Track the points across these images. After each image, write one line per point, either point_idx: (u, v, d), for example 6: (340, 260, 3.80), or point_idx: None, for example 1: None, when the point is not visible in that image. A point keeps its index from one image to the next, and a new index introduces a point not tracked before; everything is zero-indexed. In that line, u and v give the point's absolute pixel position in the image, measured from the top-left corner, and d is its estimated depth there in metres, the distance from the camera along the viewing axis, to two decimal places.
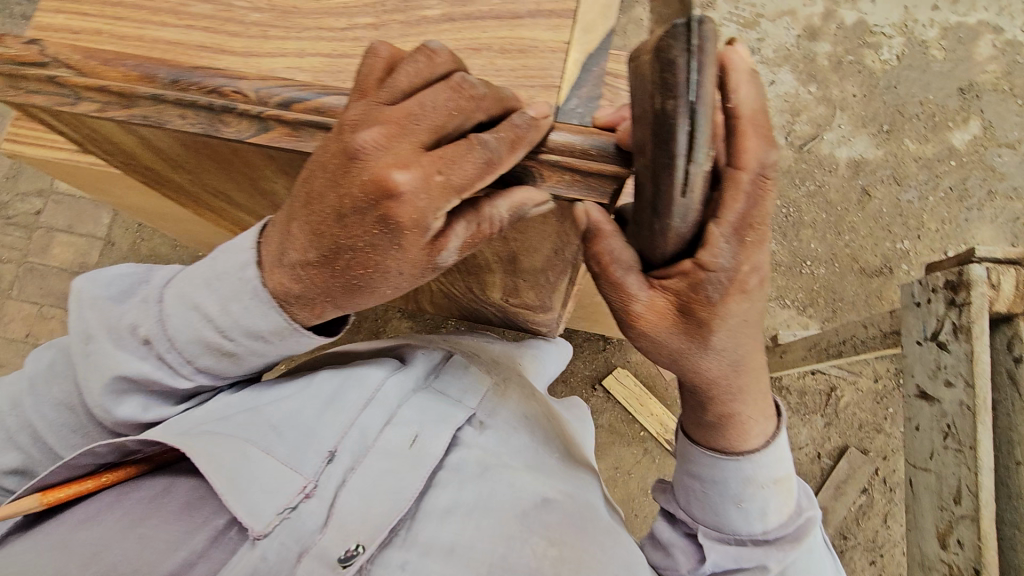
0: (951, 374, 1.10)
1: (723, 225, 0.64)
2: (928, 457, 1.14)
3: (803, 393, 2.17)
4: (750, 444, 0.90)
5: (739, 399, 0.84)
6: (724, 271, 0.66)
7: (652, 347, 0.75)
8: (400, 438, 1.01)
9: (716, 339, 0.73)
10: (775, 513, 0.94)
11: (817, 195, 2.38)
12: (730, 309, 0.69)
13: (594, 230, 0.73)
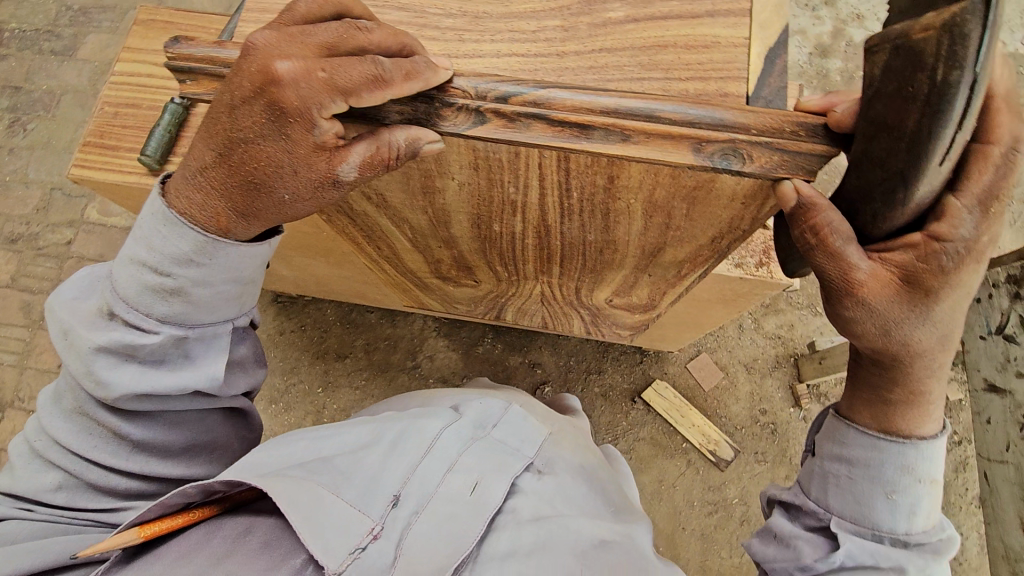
0: None
1: (966, 196, 0.68)
2: (1004, 450, 1.16)
3: None
4: (920, 431, 0.88)
5: (933, 378, 0.85)
6: (962, 240, 0.69)
7: (856, 308, 0.79)
8: (461, 483, 0.97)
9: (934, 307, 0.77)
10: (924, 520, 0.89)
11: None
12: (949, 280, 0.73)
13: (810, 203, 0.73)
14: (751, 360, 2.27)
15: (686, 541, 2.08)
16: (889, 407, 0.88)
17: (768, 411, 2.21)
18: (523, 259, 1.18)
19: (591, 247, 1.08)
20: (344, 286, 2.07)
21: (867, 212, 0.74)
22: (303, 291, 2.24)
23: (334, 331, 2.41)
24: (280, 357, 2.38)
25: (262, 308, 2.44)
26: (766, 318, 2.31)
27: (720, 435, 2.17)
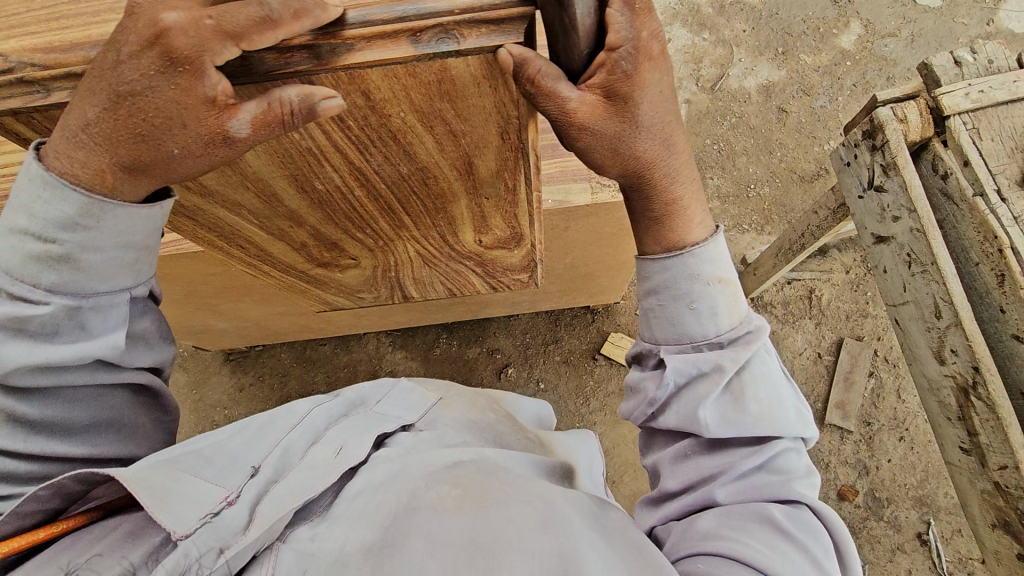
0: (895, 209, 1.19)
1: (614, 1, 0.61)
2: (902, 291, 1.22)
3: (788, 303, 2.27)
4: (690, 237, 0.88)
5: (676, 184, 0.85)
6: (628, 41, 0.63)
7: (585, 138, 0.72)
8: (324, 451, 0.94)
9: (641, 112, 0.72)
10: (728, 318, 0.88)
11: (740, 125, 2.54)
12: (641, 79, 0.67)
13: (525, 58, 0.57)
14: None
15: None
16: (659, 226, 0.89)
17: None
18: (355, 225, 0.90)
19: (414, 182, 0.77)
20: (284, 323, 2.07)
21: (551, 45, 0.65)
22: (249, 341, 2.24)
23: (293, 372, 2.40)
24: (246, 413, 2.36)
25: (217, 370, 2.42)
26: None
27: None
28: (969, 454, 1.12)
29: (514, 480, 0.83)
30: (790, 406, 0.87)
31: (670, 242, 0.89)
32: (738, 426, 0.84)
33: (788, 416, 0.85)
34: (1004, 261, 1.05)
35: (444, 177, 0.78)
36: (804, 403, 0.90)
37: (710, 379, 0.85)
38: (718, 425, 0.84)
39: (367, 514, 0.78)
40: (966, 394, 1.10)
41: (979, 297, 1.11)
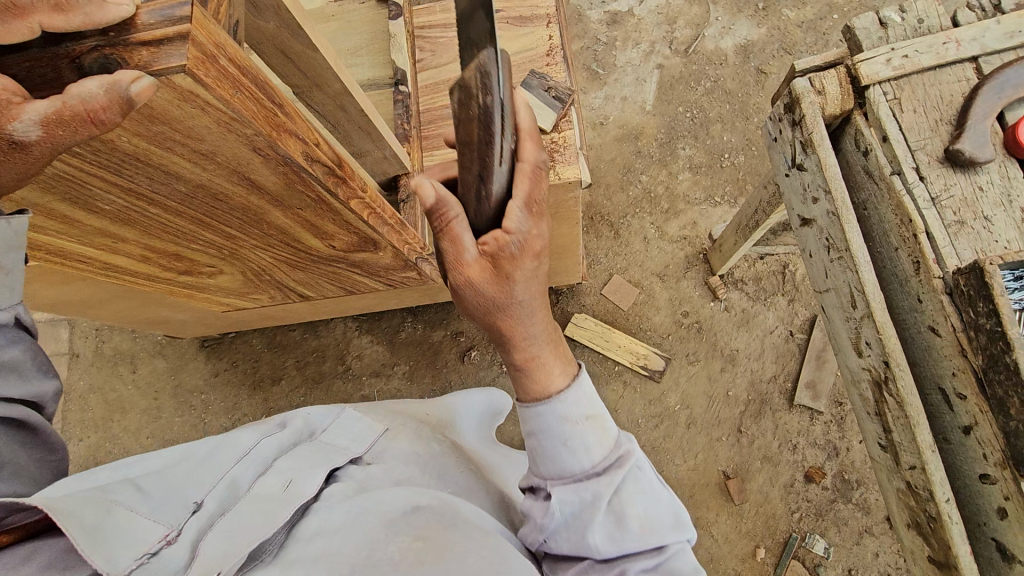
0: (814, 190, 1.09)
1: (516, 201, 0.79)
2: (825, 278, 1.13)
3: (759, 278, 2.17)
4: (552, 387, 0.88)
5: (534, 343, 0.88)
6: (519, 233, 0.79)
7: (470, 290, 0.84)
8: (273, 484, 0.93)
9: (516, 275, 0.82)
10: (599, 450, 0.88)
11: (715, 89, 2.38)
12: (524, 260, 0.82)
13: (440, 203, 0.78)
14: (663, 268, 2.24)
15: None
16: (515, 379, 0.92)
17: (691, 312, 2.19)
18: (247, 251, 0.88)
19: (204, 196, 0.67)
20: (242, 313, 2.10)
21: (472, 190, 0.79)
22: (216, 329, 2.28)
23: (264, 358, 2.46)
24: (222, 397, 2.46)
25: (194, 357, 2.50)
26: (668, 223, 2.29)
27: (648, 349, 2.16)
28: (886, 451, 1.05)
29: (460, 526, 0.87)
30: (666, 513, 0.88)
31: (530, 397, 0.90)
32: (622, 546, 0.84)
33: (665, 523, 0.87)
34: (919, 248, 0.95)
35: (224, 189, 0.65)
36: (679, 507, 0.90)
37: (591, 508, 0.85)
38: (605, 546, 0.84)
39: (322, 559, 0.80)
40: (881, 389, 1.02)
41: (899, 285, 1.02)
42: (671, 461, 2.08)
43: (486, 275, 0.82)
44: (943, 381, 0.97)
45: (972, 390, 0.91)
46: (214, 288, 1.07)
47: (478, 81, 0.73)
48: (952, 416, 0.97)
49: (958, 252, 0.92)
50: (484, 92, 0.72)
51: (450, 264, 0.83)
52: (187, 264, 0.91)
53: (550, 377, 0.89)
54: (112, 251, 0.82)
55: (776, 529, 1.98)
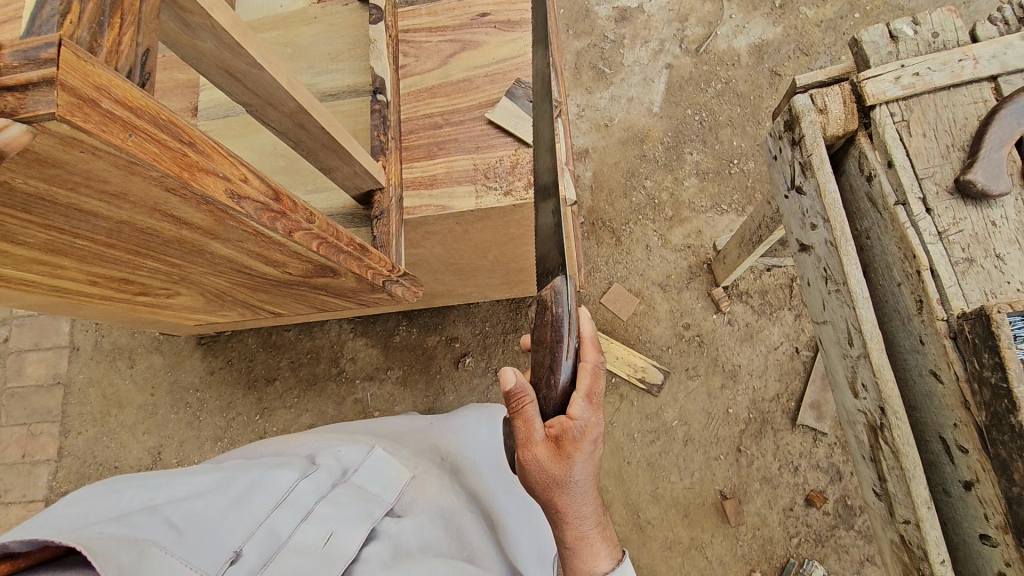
0: (813, 216, 1.01)
1: (580, 393, 0.93)
2: (823, 310, 1.05)
3: (765, 292, 2.08)
4: (597, 567, 1.02)
5: (582, 524, 1.03)
6: (581, 420, 0.92)
7: (536, 474, 0.96)
8: (313, 537, 0.96)
9: (576, 459, 0.94)
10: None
11: (726, 91, 2.28)
12: (584, 447, 0.94)
13: (521, 396, 0.93)
14: (665, 278, 2.17)
15: (634, 474, 2.04)
16: (564, 553, 1.06)
17: (692, 325, 2.12)
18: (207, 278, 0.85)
19: (129, 233, 0.62)
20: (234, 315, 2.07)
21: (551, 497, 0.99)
22: (211, 329, 2.27)
23: (259, 358, 2.44)
24: (217, 395, 2.45)
25: (191, 354, 2.50)
26: (672, 231, 2.20)
27: (646, 361, 2.10)
28: (880, 500, 0.98)
29: None
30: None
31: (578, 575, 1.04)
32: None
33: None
34: (922, 286, 0.87)
35: (151, 226, 0.61)
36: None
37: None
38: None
39: None
40: (876, 435, 0.95)
41: (900, 323, 0.94)
42: (667, 479, 2.02)
43: (550, 458, 0.94)
44: (944, 431, 0.90)
45: (974, 446, 0.84)
46: (178, 307, 1.03)
47: (553, 301, 0.92)
48: (952, 469, 0.90)
49: (964, 294, 0.84)
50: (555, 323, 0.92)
51: (520, 447, 0.96)
52: (139, 288, 0.88)
53: (595, 560, 1.03)
54: (57, 277, 0.78)
55: (773, 553, 1.91)
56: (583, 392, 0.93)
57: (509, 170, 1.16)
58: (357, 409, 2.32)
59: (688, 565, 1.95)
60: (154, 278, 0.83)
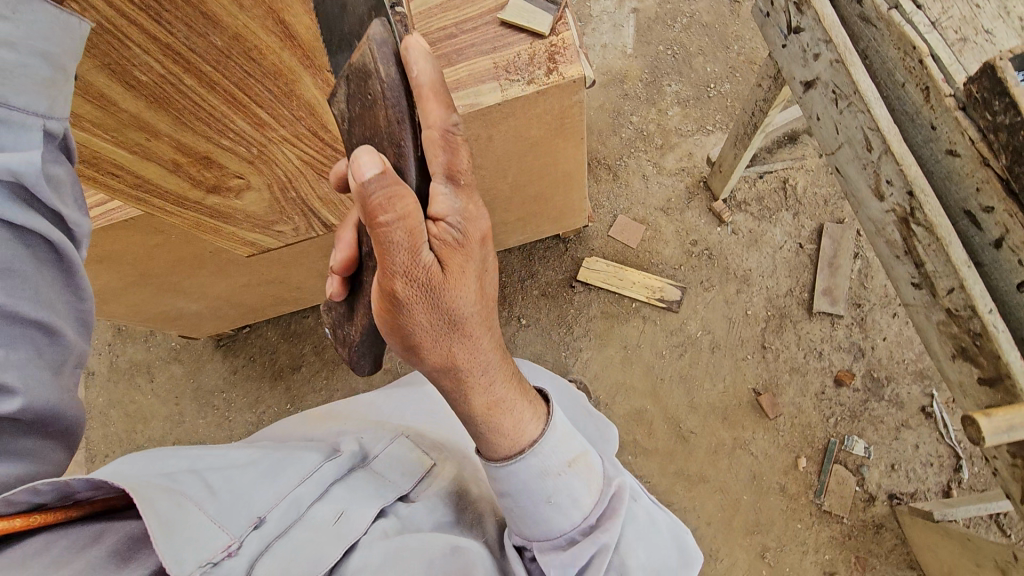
0: (815, 46, 1.11)
1: (436, 177, 0.68)
2: (836, 134, 1.15)
3: (761, 198, 2.19)
4: (526, 439, 0.83)
5: (493, 382, 0.81)
6: (453, 214, 0.68)
7: (426, 310, 0.70)
8: (326, 511, 0.93)
9: (459, 278, 0.71)
10: (589, 497, 0.86)
11: (692, 24, 2.42)
12: (474, 250, 0.72)
13: (394, 197, 0.63)
14: (666, 202, 2.26)
15: (669, 389, 2.09)
16: (479, 431, 0.83)
17: (699, 240, 2.21)
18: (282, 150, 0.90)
19: (240, 55, 0.70)
20: (256, 297, 2.07)
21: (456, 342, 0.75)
22: (231, 322, 2.26)
23: (281, 348, 2.43)
24: (243, 393, 2.41)
25: (210, 358, 2.46)
26: (664, 157, 2.31)
27: (662, 281, 2.18)
28: (920, 287, 1.06)
29: None
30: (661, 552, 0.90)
31: (505, 453, 0.84)
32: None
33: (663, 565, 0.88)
34: (927, 72, 0.97)
35: (260, 40, 0.70)
36: (671, 537, 0.94)
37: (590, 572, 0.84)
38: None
39: None
40: (908, 224, 1.04)
41: (911, 119, 1.04)
42: (702, 388, 2.08)
43: (442, 279, 0.69)
44: (968, 203, 0.99)
45: (999, 199, 0.92)
46: (242, 216, 1.07)
47: (374, 55, 0.66)
48: (981, 235, 0.98)
49: (965, 69, 0.95)
50: (386, 86, 0.67)
51: (393, 275, 0.67)
52: (216, 175, 0.93)
53: (519, 427, 0.83)
54: (145, 157, 0.82)
55: (814, 437, 1.98)
56: (443, 173, 0.68)
57: (527, 62, 1.25)
58: (388, 378, 2.34)
59: (737, 464, 1.99)
60: (231, 153, 0.89)
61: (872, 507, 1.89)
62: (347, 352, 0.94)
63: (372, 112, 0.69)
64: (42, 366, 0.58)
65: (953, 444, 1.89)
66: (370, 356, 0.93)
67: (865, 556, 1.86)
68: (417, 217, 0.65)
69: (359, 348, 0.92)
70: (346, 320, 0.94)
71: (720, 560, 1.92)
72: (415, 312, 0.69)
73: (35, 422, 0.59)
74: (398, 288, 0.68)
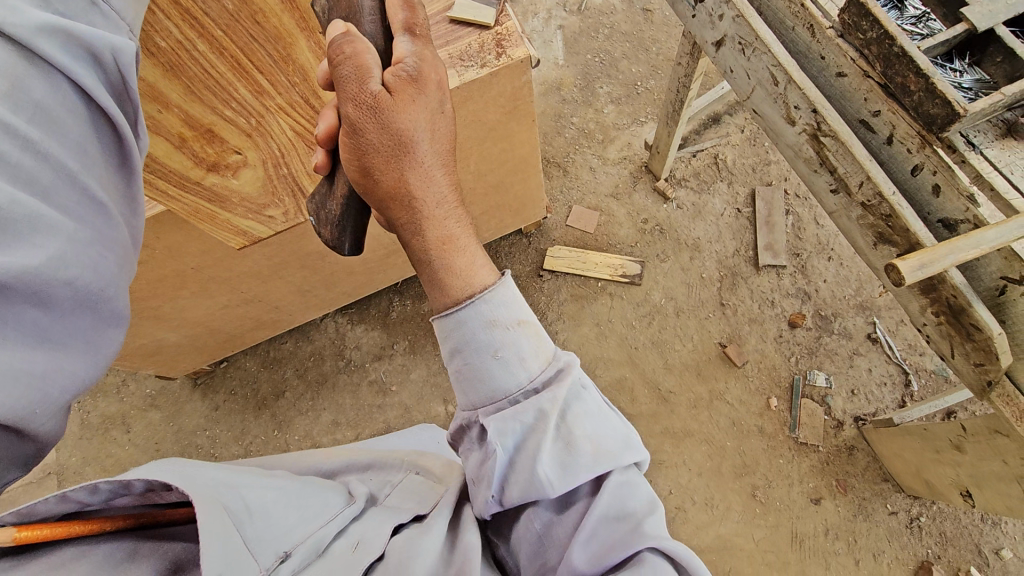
0: (719, 9, 1.34)
1: (394, 10, 0.84)
2: (748, 79, 1.35)
3: (698, 173, 2.43)
4: (479, 279, 0.83)
5: (444, 217, 0.85)
6: (409, 55, 0.82)
7: (361, 109, 0.80)
8: (342, 545, 0.88)
9: (410, 106, 0.81)
10: (535, 360, 0.83)
11: (613, 33, 2.70)
12: (426, 89, 0.83)
13: (349, 36, 0.80)
14: (615, 188, 2.46)
15: (645, 355, 2.23)
16: (432, 269, 0.85)
17: (650, 218, 2.40)
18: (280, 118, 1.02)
19: (247, 19, 0.83)
20: (234, 321, 2.10)
21: (399, 162, 0.83)
22: (210, 357, 2.26)
23: (262, 377, 2.43)
24: (228, 427, 2.38)
25: (189, 398, 2.43)
26: (607, 150, 2.52)
27: (622, 258, 2.35)
28: (839, 191, 1.24)
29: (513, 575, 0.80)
30: (616, 429, 0.84)
31: (454, 286, 0.83)
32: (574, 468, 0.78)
33: (615, 445, 0.82)
34: (809, 13, 1.19)
35: (265, 4, 0.83)
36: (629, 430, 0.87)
37: (536, 432, 0.80)
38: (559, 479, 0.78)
39: None
40: (818, 139, 1.23)
41: (805, 56, 1.25)
42: (673, 349, 2.22)
43: (388, 99, 0.80)
44: (861, 113, 1.19)
45: (883, 101, 1.12)
46: (236, 199, 1.16)
47: None
48: (876, 136, 1.17)
49: (835, 6, 1.20)
50: (364, 13, 0.82)
51: (340, 84, 0.80)
52: (216, 150, 1.03)
53: (472, 268, 0.85)
54: (155, 131, 0.92)
55: (780, 377, 2.15)
56: (400, 25, 0.83)
57: (478, 49, 1.42)
58: (374, 389, 2.38)
59: (716, 414, 2.13)
60: (230, 125, 0.99)
61: (842, 432, 2.06)
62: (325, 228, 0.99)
63: (340, 4, 0.84)
64: (104, 250, 0.67)
65: (900, 362, 2.10)
66: (349, 232, 0.98)
67: (844, 478, 2.01)
68: (370, 53, 0.81)
69: (340, 223, 0.97)
70: (327, 198, 0.98)
71: (717, 506, 2.02)
72: (362, 127, 0.80)
73: (82, 303, 0.65)
74: (351, 109, 0.80)
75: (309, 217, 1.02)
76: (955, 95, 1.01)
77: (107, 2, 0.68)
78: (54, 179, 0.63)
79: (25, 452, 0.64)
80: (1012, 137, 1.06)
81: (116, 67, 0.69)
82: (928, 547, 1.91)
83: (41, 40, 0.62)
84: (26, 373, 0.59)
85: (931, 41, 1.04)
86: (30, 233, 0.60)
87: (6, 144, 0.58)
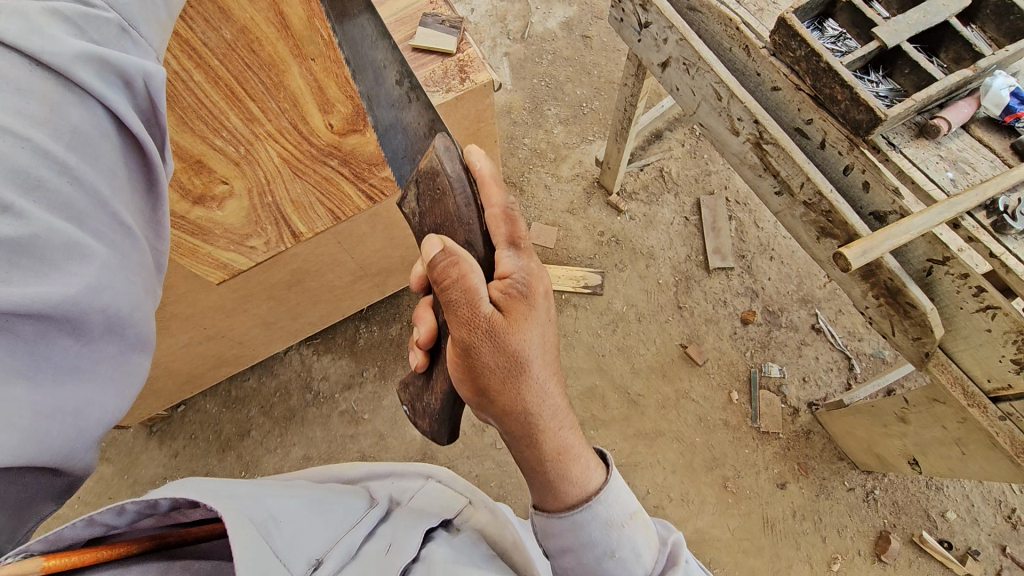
0: (662, 34, 1.47)
1: (501, 244, 0.91)
2: (693, 96, 1.48)
3: (646, 186, 2.58)
4: (593, 485, 0.92)
5: (560, 435, 0.90)
6: (517, 269, 0.88)
7: (491, 352, 0.84)
8: (375, 549, 0.92)
9: (531, 366, 0.87)
10: (649, 554, 0.93)
11: (556, 59, 2.84)
12: (534, 300, 0.88)
13: (450, 256, 0.82)
14: (570, 204, 2.56)
15: (612, 361, 2.31)
16: (546, 477, 0.91)
17: (606, 231, 2.52)
18: (264, 146, 1.04)
19: (242, 48, 0.86)
20: (196, 360, 2.02)
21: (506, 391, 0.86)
22: (169, 402, 2.16)
23: (224, 417, 2.34)
24: (190, 473, 2.26)
25: (145, 447, 2.30)
26: (560, 168, 2.63)
27: (583, 270, 2.44)
28: (782, 193, 1.37)
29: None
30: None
31: (571, 499, 0.91)
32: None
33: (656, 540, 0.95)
34: (744, 35, 1.33)
35: (261, 32, 0.86)
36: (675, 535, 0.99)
37: None
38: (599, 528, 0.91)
39: None
40: (761, 147, 1.36)
41: (742, 73, 1.39)
42: (639, 353, 2.32)
43: (504, 324, 0.83)
44: (796, 122, 1.33)
45: (815, 112, 1.26)
46: (218, 230, 1.15)
47: (442, 160, 0.92)
48: (811, 142, 1.32)
49: (766, 29, 1.33)
50: (448, 185, 0.92)
51: (461, 329, 0.83)
52: (203, 181, 1.04)
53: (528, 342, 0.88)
54: None
55: (739, 372, 2.28)
56: (505, 242, 0.90)
57: (442, 75, 1.48)
58: (346, 418, 2.33)
59: (684, 412, 2.23)
60: (219, 155, 1.01)
61: (798, 418, 2.21)
62: (426, 422, 1.09)
63: (438, 204, 0.93)
64: (133, 276, 0.71)
65: (843, 348, 2.29)
66: (445, 423, 1.07)
67: (805, 461, 2.15)
68: (471, 270, 0.83)
69: (438, 415, 1.06)
70: (422, 391, 1.10)
71: (693, 500, 2.11)
72: (479, 352, 0.83)
73: (115, 332, 0.68)
74: (466, 336, 0.83)
75: (404, 407, 1.14)
76: (876, 103, 1.15)
77: (138, 29, 0.74)
78: (88, 204, 0.66)
79: (65, 486, 0.68)
80: (923, 138, 1.21)
81: (146, 91, 0.74)
82: (884, 517, 2.07)
83: (78, 66, 0.66)
84: (59, 409, 0.62)
85: (851, 57, 1.19)
86: (65, 260, 0.63)
87: (46, 170, 0.62)
